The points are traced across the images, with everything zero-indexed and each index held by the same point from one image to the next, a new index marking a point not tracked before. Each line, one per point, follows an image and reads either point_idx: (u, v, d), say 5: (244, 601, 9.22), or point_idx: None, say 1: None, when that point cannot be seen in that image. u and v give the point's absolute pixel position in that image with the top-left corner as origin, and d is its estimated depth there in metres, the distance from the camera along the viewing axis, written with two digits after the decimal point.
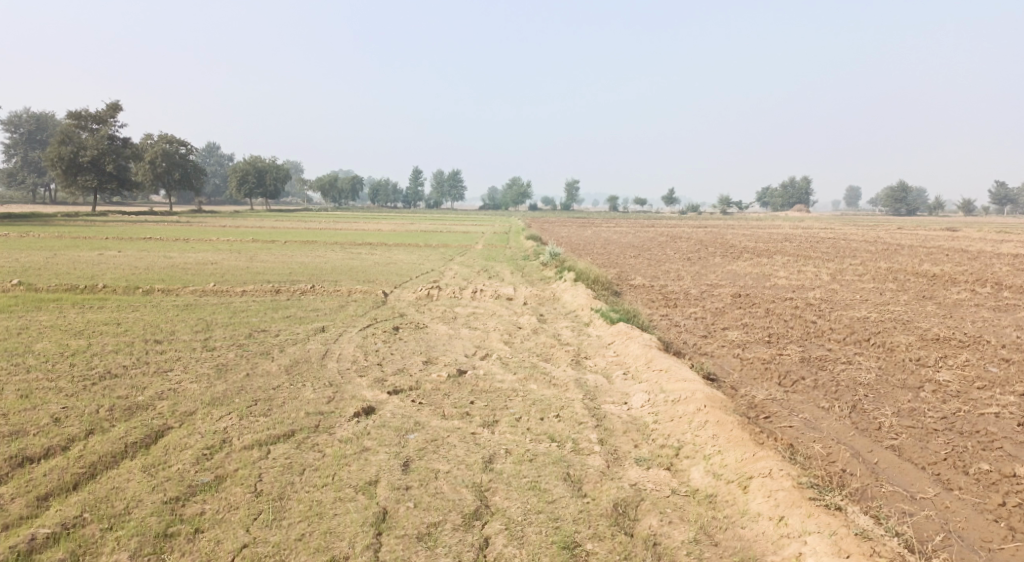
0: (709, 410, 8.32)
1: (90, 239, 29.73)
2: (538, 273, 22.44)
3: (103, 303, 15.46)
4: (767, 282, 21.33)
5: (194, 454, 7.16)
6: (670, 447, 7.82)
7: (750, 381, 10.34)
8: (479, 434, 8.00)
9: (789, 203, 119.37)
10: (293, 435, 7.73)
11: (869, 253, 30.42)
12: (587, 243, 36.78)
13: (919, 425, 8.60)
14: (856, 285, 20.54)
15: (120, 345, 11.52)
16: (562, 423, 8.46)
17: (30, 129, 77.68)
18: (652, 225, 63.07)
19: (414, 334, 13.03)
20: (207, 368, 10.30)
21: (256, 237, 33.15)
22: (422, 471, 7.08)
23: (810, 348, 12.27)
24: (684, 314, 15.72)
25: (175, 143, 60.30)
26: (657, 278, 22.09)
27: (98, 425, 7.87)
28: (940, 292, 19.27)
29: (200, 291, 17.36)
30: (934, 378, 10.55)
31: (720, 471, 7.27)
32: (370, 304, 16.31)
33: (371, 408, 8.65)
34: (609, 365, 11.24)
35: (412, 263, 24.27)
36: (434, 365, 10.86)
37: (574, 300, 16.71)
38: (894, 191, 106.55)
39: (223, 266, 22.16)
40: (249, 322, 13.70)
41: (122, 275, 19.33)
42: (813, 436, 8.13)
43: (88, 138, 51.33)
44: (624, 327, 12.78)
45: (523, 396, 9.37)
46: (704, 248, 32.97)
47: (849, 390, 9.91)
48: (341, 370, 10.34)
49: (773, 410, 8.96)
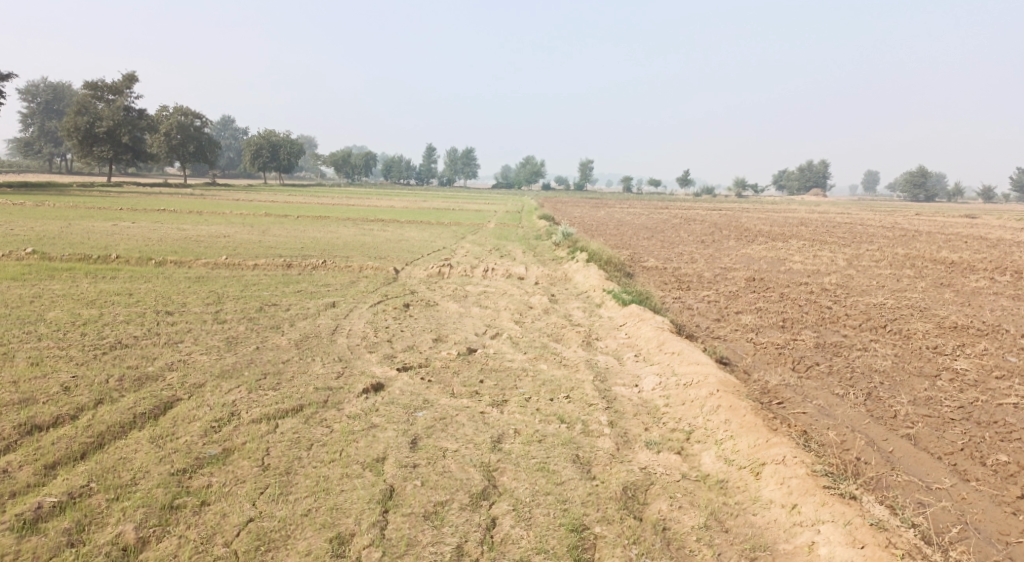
0: (721, 394, 8.21)
1: (104, 209, 29.82)
2: (550, 253, 22.30)
3: (115, 274, 15.48)
4: (782, 266, 21.10)
5: (202, 426, 7.13)
6: (681, 431, 7.73)
7: (763, 366, 10.22)
8: (488, 414, 7.93)
9: (805, 187, 118.09)
10: (301, 410, 7.69)
11: (887, 239, 30.07)
12: (601, 223, 36.56)
13: (935, 415, 8.46)
14: (873, 271, 20.29)
15: (131, 316, 11.53)
16: (572, 404, 8.38)
17: (46, 99, 77.85)
18: (666, 206, 62.53)
19: (425, 311, 12.97)
20: (217, 340, 10.28)
21: (269, 211, 33.12)
22: (430, 449, 7.02)
23: (824, 334, 12.12)
24: (698, 297, 15.57)
25: (190, 115, 60.25)
26: (671, 260, 21.91)
27: (107, 394, 7.86)
28: (959, 279, 18.99)
29: (212, 264, 17.35)
30: (950, 367, 10.38)
31: (732, 456, 7.17)
32: (381, 280, 16.25)
33: (380, 385, 8.60)
34: (620, 347, 11.14)
35: (424, 241, 24.16)
36: (444, 343, 10.80)
37: (586, 281, 16.59)
38: (913, 177, 105.15)
39: (236, 239, 22.15)
40: (261, 295, 13.68)
41: (136, 246, 19.35)
42: (827, 423, 8.01)
43: (104, 108, 51.32)
44: (636, 309, 12.66)
45: (533, 376, 9.29)
46: (718, 231, 32.62)
47: (864, 378, 9.77)
48: (351, 346, 10.30)
49: (786, 396, 8.85)
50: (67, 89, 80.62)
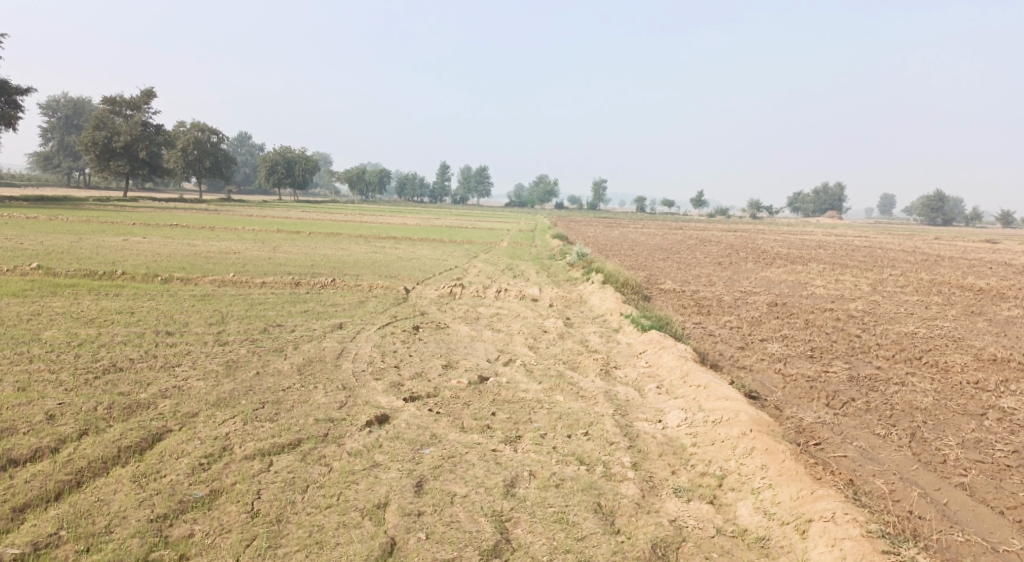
0: (755, 435, 7.60)
1: (116, 224, 29.55)
2: (564, 274, 21.69)
3: (119, 291, 15.01)
4: (804, 290, 20.39)
5: (190, 463, 6.55)
6: (712, 476, 7.12)
7: (795, 401, 9.54)
8: (500, 453, 7.30)
9: (821, 210, 117.02)
10: (298, 445, 7.10)
11: (909, 263, 29.28)
12: (616, 243, 35.96)
13: (989, 461, 7.78)
14: (899, 297, 19.54)
15: (130, 336, 11.01)
16: (591, 442, 7.74)
17: (67, 114, 78.53)
18: (680, 227, 61.77)
19: (435, 334, 12.38)
20: (216, 364, 9.72)
21: (281, 228, 32.77)
22: (437, 494, 6.41)
23: (857, 365, 11.39)
24: (719, 323, 14.89)
25: (207, 131, 60.30)
26: (688, 282, 21.27)
27: (93, 425, 7.30)
28: (990, 308, 18.19)
29: (219, 282, 16.87)
30: (996, 405, 9.64)
31: (772, 509, 6.54)
32: (391, 301, 15.70)
33: (385, 417, 8.00)
34: (641, 377, 10.49)
35: (436, 259, 23.63)
36: (454, 370, 10.17)
37: (602, 304, 15.96)
38: (930, 200, 104.11)
39: (246, 256, 21.73)
40: (266, 315, 13.14)
41: (143, 262, 18.93)
42: (871, 471, 7.39)
43: (123, 123, 51.42)
44: (656, 336, 11.99)
45: (548, 409, 8.65)
46: (735, 253, 31.95)
47: (904, 416, 9.06)
48: (356, 372, 9.71)
49: (823, 437, 8.21)
50: (87, 104, 81.20)
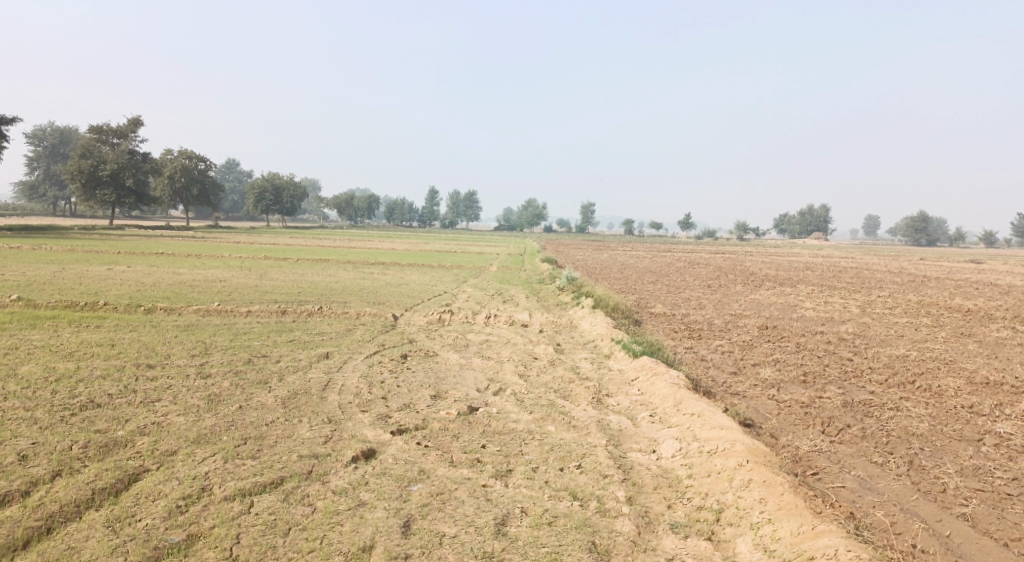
0: (753, 466, 7.44)
1: (100, 253, 29.19)
2: (554, 299, 21.50)
3: (101, 322, 14.71)
4: (794, 313, 20.29)
5: (167, 506, 6.37)
6: (710, 510, 6.99)
7: (790, 428, 9.35)
8: (491, 488, 7.09)
9: (807, 231, 117.70)
10: (281, 484, 6.88)
11: (897, 284, 29.28)
12: (604, 267, 35.83)
13: (989, 489, 7.61)
14: (889, 319, 19.45)
15: (109, 370, 10.71)
16: (584, 475, 7.52)
17: (53, 142, 78.14)
18: (668, 249, 61.78)
19: (423, 363, 12.15)
20: (198, 398, 9.44)
21: (269, 254, 32.48)
22: (425, 535, 6.25)
23: (850, 390, 11.22)
24: (711, 347, 14.74)
25: (194, 158, 60.08)
26: (678, 306, 21.13)
27: (66, 465, 7.03)
28: (980, 329, 18.12)
29: (204, 311, 16.59)
30: (993, 430, 9.47)
31: (772, 546, 6.45)
32: (379, 329, 15.46)
33: (371, 452, 7.76)
34: (633, 405, 10.28)
35: (424, 285, 23.42)
36: (443, 401, 9.94)
37: (593, 329, 15.78)
38: (914, 221, 104.87)
39: (232, 284, 21.44)
40: (250, 346, 12.87)
41: (126, 292, 18.61)
42: (871, 503, 7.22)
43: (109, 152, 51.14)
44: (648, 362, 11.81)
45: (540, 440, 8.44)
46: (724, 275, 31.89)
47: (901, 442, 8.87)
48: (342, 405, 9.46)
49: (820, 466, 8.05)
50: (73, 132, 80.91)
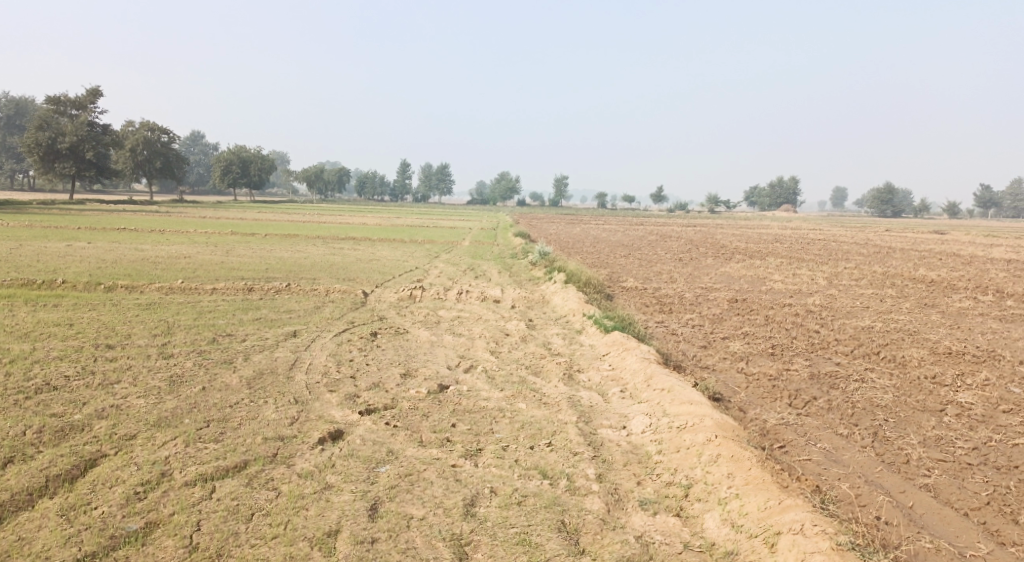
0: (721, 441, 7.46)
1: (61, 229, 28.42)
2: (526, 273, 21.40)
3: (59, 301, 14.29)
4: (763, 285, 20.43)
5: (125, 493, 6.22)
6: (678, 486, 7.00)
7: (759, 402, 9.39)
8: (460, 468, 7.02)
9: (776, 204, 118.82)
10: (244, 468, 6.74)
11: (863, 256, 29.67)
12: (576, 240, 35.76)
13: (951, 459, 7.72)
14: (855, 290, 19.66)
15: (67, 351, 10.40)
16: (554, 453, 7.48)
17: (9, 114, 75.72)
18: (638, 222, 61.95)
19: (393, 341, 11.99)
20: (159, 380, 9.20)
21: (236, 230, 31.90)
22: (392, 518, 6.17)
23: (817, 363, 11.29)
24: (681, 321, 14.75)
25: (157, 131, 58.57)
26: (649, 279, 21.16)
27: (19, 452, 6.81)
28: (943, 299, 18.41)
29: (167, 289, 16.21)
30: (955, 400, 9.60)
31: (740, 521, 6.47)
32: (348, 305, 15.25)
33: (338, 433, 7.62)
34: (604, 380, 10.25)
35: (395, 261, 23.16)
36: (413, 379, 9.81)
37: (564, 304, 15.72)
38: (881, 193, 106.31)
39: (197, 260, 21.00)
40: (215, 324, 12.60)
41: (86, 269, 18.12)
42: (837, 475, 7.29)
43: (68, 124, 49.67)
44: (619, 337, 11.78)
45: (510, 418, 8.37)
46: (694, 248, 31.99)
47: (867, 414, 8.95)
48: (309, 385, 9.28)
49: (787, 439, 8.10)
50: (30, 105, 78.40)
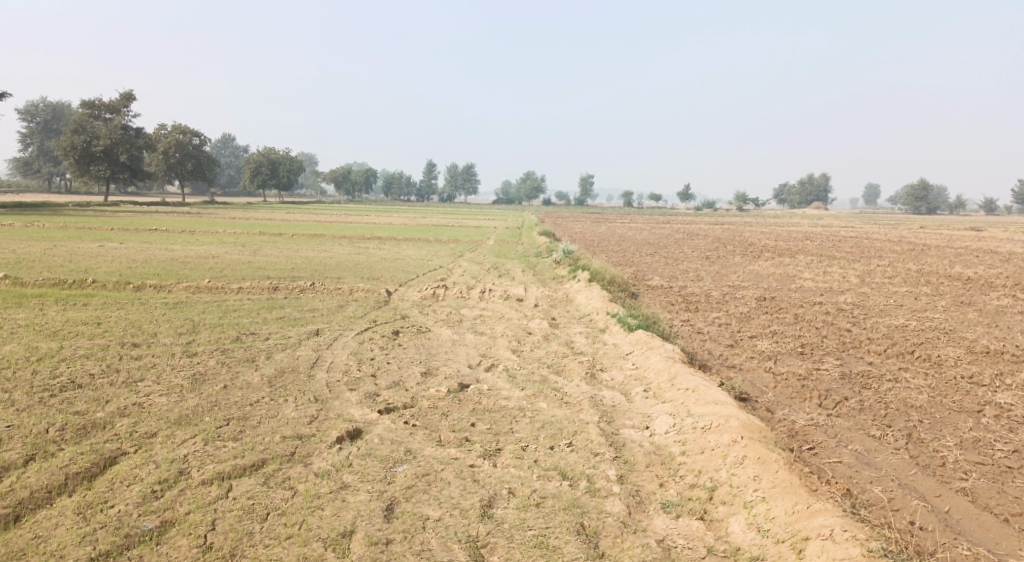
0: (747, 443, 7.25)
1: (94, 230, 28.86)
2: (550, 272, 21.25)
3: (88, 301, 14.45)
4: (792, 283, 20.05)
5: (142, 491, 6.21)
6: (703, 488, 6.81)
7: (787, 402, 9.15)
8: (478, 468, 6.91)
9: (806, 201, 117.18)
10: (261, 467, 6.69)
11: (896, 253, 29.07)
12: (603, 239, 35.49)
13: (989, 462, 7.43)
14: (888, 288, 19.24)
15: (94, 350, 10.47)
16: (575, 454, 7.33)
17: (46, 119, 77.27)
18: (666, 221, 61.41)
19: (415, 340, 11.93)
20: (181, 378, 9.20)
21: (264, 230, 32.20)
22: (408, 519, 6.09)
23: (848, 362, 10.99)
24: (708, 320, 14.49)
25: (189, 134, 59.38)
26: (676, 278, 20.89)
27: (41, 449, 6.84)
28: (979, 297, 17.89)
29: (194, 288, 16.33)
30: (993, 400, 9.26)
31: (766, 526, 6.28)
32: (372, 304, 15.22)
33: (357, 432, 7.55)
34: (628, 380, 10.07)
35: (419, 260, 23.13)
36: (434, 378, 9.72)
37: (588, 303, 15.54)
38: (915, 190, 104.24)
39: (224, 260, 21.16)
40: (239, 323, 12.63)
41: (116, 269, 18.32)
42: (869, 478, 7.05)
43: (101, 127, 50.50)
44: (643, 336, 11.58)
45: (531, 418, 8.23)
46: (722, 246, 31.57)
47: (900, 414, 8.67)
48: (330, 384, 9.23)
49: (817, 440, 7.87)
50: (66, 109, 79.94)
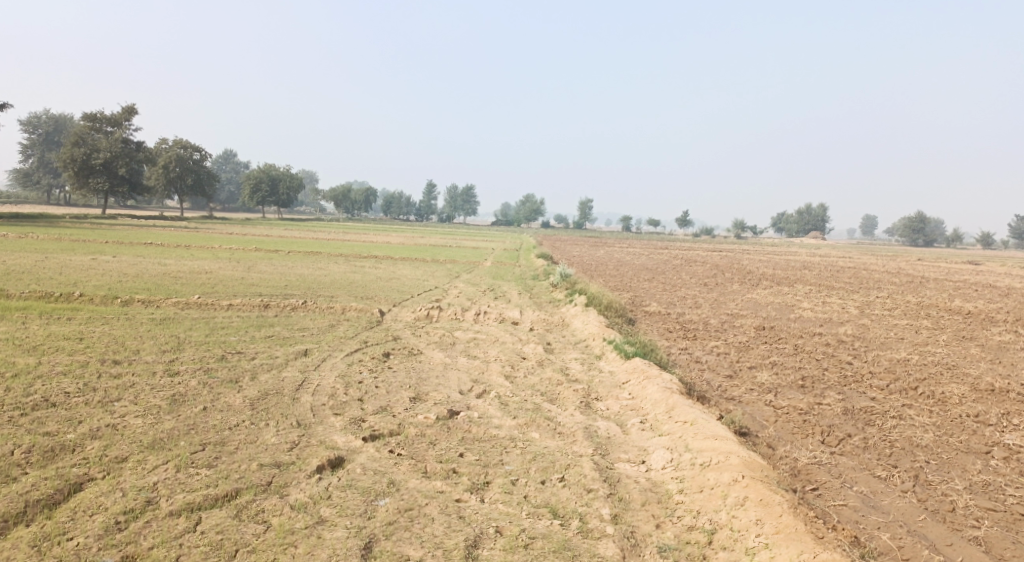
0: (748, 482, 6.91)
1: (88, 242, 28.50)
2: (547, 295, 20.91)
3: (73, 315, 14.05)
4: (791, 313, 19.72)
5: (104, 522, 5.86)
6: (702, 530, 6.47)
7: (789, 438, 8.80)
8: (465, 503, 6.55)
9: (805, 230, 117.39)
10: (234, 497, 6.33)
11: (896, 285, 28.82)
12: (601, 263, 35.19)
13: (1001, 509, 7.07)
14: (889, 320, 18.93)
15: (72, 366, 10.10)
16: (567, 490, 6.96)
17: (47, 130, 77.18)
18: (662, 246, 61.20)
19: (405, 362, 11.57)
20: (160, 398, 8.82)
21: (260, 246, 31.82)
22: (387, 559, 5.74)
23: (850, 397, 10.63)
24: (706, 348, 14.16)
25: (189, 148, 59.27)
26: (674, 304, 20.55)
27: (2, 474, 6.48)
28: (981, 332, 17.58)
29: (183, 304, 15.96)
30: (1001, 441, 8.92)
31: None
32: (364, 324, 14.89)
33: (339, 461, 7.18)
34: (624, 410, 9.71)
35: (415, 280, 22.79)
36: (422, 404, 9.35)
37: (585, 328, 15.21)
38: (912, 222, 104.59)
39: (216, 275, 20.80)
40: (226, 341, 12.27)
41: (105, 283, 17.94)
42: (876, 524, 6.70)
43: (102, 140, 50.31)
44: (640, 364, 11.23)
45: (522, 449, 7.86)
46: (720, 274, 31.33)
47: (906, 454, 8.32)
48: (314, 407, 8.87)
49: (821, 480, 7.52)
50: (69, 121, 79.92)
